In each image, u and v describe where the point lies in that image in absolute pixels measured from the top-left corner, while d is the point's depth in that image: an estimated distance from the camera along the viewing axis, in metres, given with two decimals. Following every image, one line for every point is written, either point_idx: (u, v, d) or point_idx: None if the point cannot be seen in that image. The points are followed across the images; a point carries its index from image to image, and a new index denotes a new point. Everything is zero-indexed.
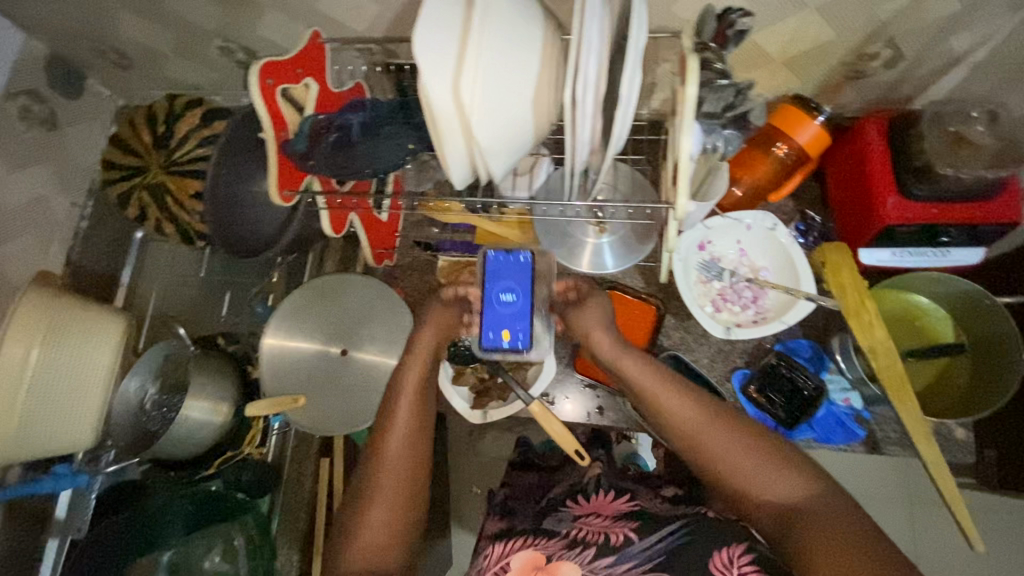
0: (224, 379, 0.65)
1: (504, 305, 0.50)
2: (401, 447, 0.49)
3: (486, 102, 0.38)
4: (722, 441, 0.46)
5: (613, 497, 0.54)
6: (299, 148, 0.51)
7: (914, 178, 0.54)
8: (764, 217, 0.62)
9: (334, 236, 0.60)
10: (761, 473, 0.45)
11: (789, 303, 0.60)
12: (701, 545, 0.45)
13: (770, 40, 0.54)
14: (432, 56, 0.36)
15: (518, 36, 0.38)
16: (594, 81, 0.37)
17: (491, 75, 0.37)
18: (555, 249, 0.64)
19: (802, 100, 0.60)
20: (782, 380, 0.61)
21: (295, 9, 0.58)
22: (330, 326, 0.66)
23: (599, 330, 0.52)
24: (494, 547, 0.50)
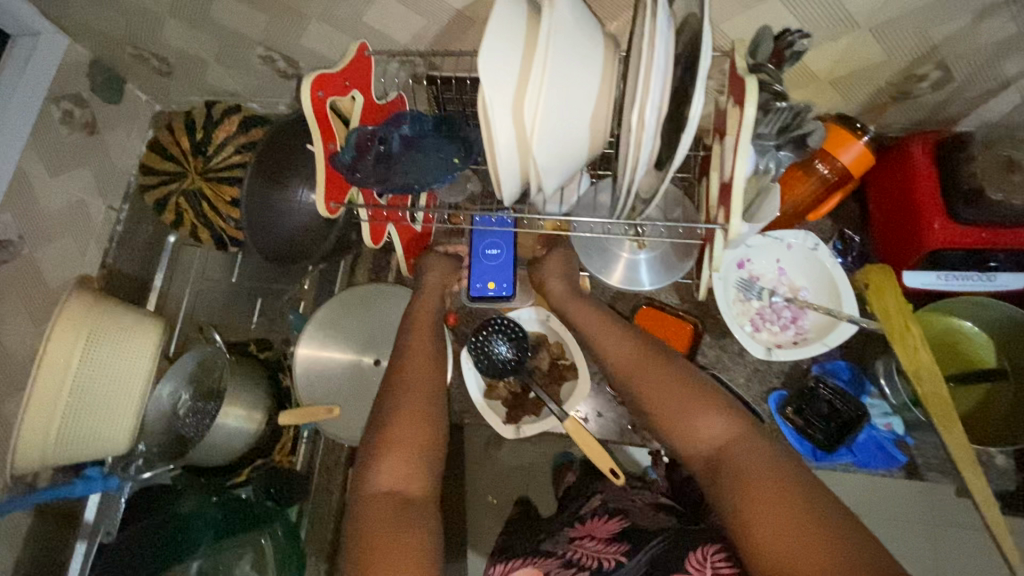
0: (257, 386, 0.64)
1: (490, 259, 0.64)
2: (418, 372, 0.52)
3: (547, 120, 0.38)
4: (658, 382, 0.47)
5: (606, 519, 0.55)
6: (347, 160, 0.51)
7: (963, 202, 0.53)
8: (805, 237, 0.61)
9: (373, 247, 0.60)
10: (692, 414, 0.45)
11: (831, 324, 0.59)
12: (679, 550, 0.46)
13: (817, 61, 0.54)
14: (497, 73, 0.36)
15: (581, 54, 0.38)
16: (660, 104, 0.37)
17: (553, 96, 0.37)
18: (592, 264, 0.64)
19: (846, 120, 0.59)
20: (820, 402, 0.61)
21: (340, 21, 0.58)
22: (364, 336, 0.66)
23: (555, 277, 0.60)
24: (497, 568, 0.53)
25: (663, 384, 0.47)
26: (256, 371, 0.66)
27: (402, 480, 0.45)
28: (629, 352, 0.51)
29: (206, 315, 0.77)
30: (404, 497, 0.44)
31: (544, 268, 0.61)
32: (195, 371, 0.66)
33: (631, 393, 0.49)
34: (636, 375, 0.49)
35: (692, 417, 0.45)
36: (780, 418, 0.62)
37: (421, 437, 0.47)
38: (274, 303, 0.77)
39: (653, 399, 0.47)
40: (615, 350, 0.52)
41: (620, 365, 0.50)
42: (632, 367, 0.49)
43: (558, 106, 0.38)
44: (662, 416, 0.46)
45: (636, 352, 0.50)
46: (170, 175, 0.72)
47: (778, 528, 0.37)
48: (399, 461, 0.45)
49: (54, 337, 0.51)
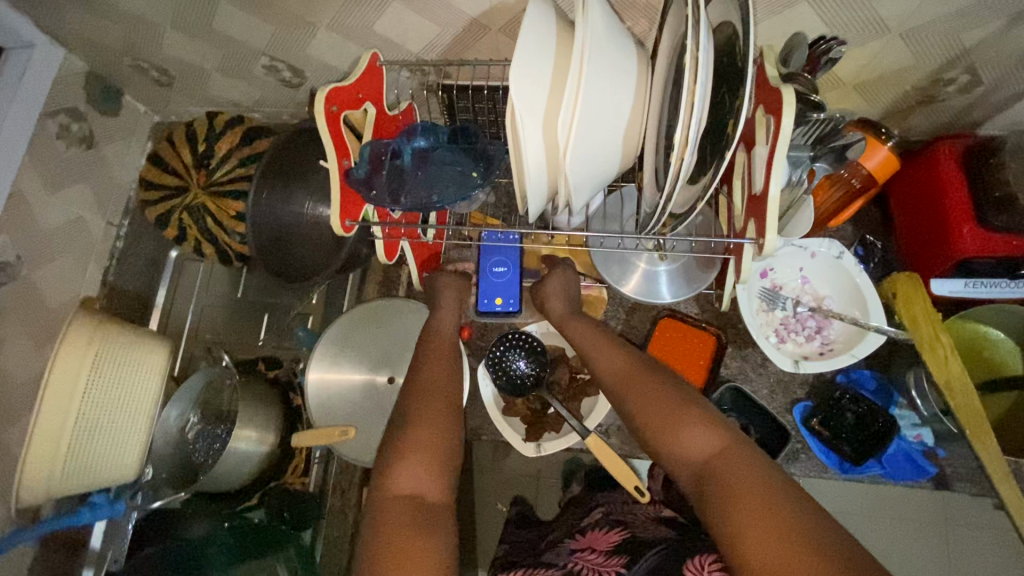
0: (269, 407, 0.62)
1: (498, 276, 0.63)
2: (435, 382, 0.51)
3: (582, 135, 0.36)
4: (646, 396, 0.45)
5: (608, 531, 0.52)
6: (361, 176, 0.49)
7: (994, 209, 0.53)
8: (830, 245, 0.60)
9: (385, 262, 0.57)
10: (678, 426, 0.42)
11: (858, 335, 0.58)
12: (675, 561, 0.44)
13: (843, 67, 0.52)
14: (527, 86, 0.34)
15: (614, 66, 0.36)
16: (701, 117, 0.35)
17: (587, 110, 0.35)
18: (609, 278, 0.62)
19: (870, 126, 0.58)
20: (846, 413, 0.59)
21: (349, 30, 0.56)
22: (377, 354, 0.64)
23: (557, 297, 0.59)
24: None
25: (651, 398, 0.45)
26: (267, 391, 0.63)
27: (422, 486, 0.43)
28: (619, 366, 0.49)
29: (212, 332, 0.75)
30: (420, 501, 0.42)
31: (543, 290, 0.60)
32: (202, 393, 0.64)
33: (621, 409, 0.47)
34: (624, 390, 0.47)
35: (679, 430, 0.42)
36: (805, 429, 0.60)
37: (439, 443, 0.46)
38: (281, 320, 0.75)
39: (640, 414, 0.45)
40: (605, 365, 0.50)
41: (610, 380, 0.49)
42: (621, 383, 0.48)
43: (594, 120, 0.36)
44: (648, 432, 0.44)
45: (625, 366, 0.48)
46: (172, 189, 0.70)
47: (766, 540, 0.33)
48: (422, 462, 0.44)
49: (59, 362, 0.49)
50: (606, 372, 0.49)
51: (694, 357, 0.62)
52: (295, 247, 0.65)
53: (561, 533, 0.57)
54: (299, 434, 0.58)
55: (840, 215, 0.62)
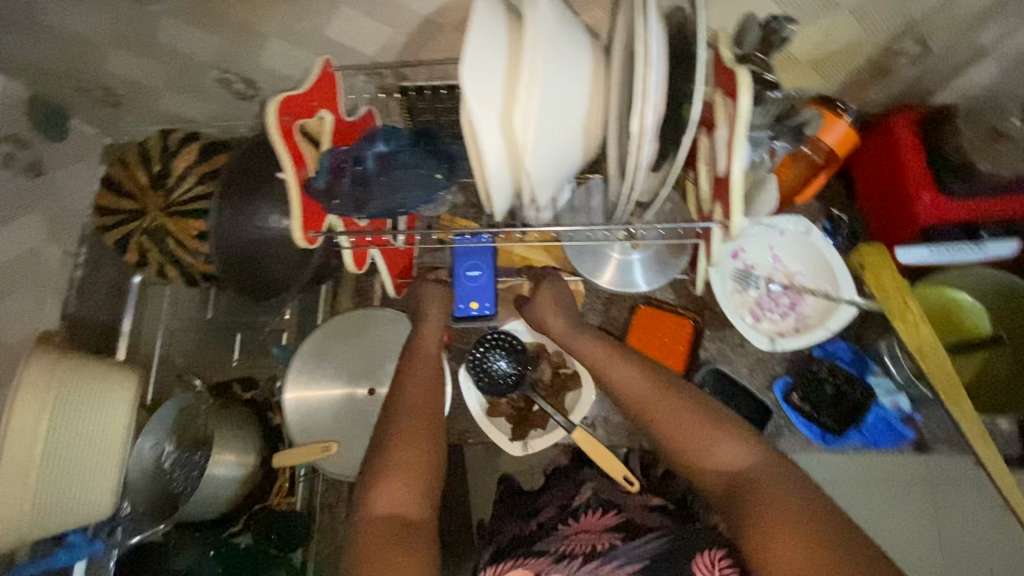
0: (246, 430, 0.61)
1: (471, 280, 0.61)
2: (415, 395, 0.50)
3: (540, 129, 0.35)
4: (675, 412, 0.46)
5: (601, 514, 0.53)
6: (321, 186, 0.47)
7: (951, 175, 0.54)
8: (797, 223, 0.60)
9: (355, 272, 0.57)
10: (715, 444, 0.43)
11: (830, 309, 0.58)
12: (686, 550, 0.44)
13: (797, 45, 0.53)
14: (480, 82, 0.34)
15: (568, 58, 0.35)
16: (658, 104, 0.35)
17: (542, 104, 0.35)
18: (584, 269, 0.62)
19: (827, 101, 0.59)
20: (824, 386, 0.61)
21: (301, 37, 0.54)
22: (356, 365, 0.63)
23: (552, 316, 0.57)
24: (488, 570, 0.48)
25: (682, 415, 0.45)
26: (244, 413, 0.63)
27: (399, 506, 0.43)
28: (640, 380, 0.49)
29: (184, 357, 0.73)
30: (403, 520, 0.42)
31: (538, 309, 0.58)
32: (178, 420, 0.62)
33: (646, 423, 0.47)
34: (652, 404, 0.47)
35: (714, 449, 0.44)
36: (786, 404, 0.62)
37: (426, 461, 0.46)
38: (255, 338, 0.73)
39: (672, 429, 0.45)
40: (623, 377, 0.50)
41: (633, 395, 0.48)
42: (644, 398, 0.48)
43: (551, 115, 0.35)
44: (678, 445, 0.45)
45: (647, 379, 0.49)
46: (128, 213, 0.67)
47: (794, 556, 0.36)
48: (405, 481, 0.44)
49: (18, 407, 0.48)
50: (625, 385, 0.49)
51: (674, 345, 0.62)
52: (264, 263, 0.63)
53: (551, 510, 0.56)
54: (282, 453, 0.58)
55: (806, 190, 0.63)
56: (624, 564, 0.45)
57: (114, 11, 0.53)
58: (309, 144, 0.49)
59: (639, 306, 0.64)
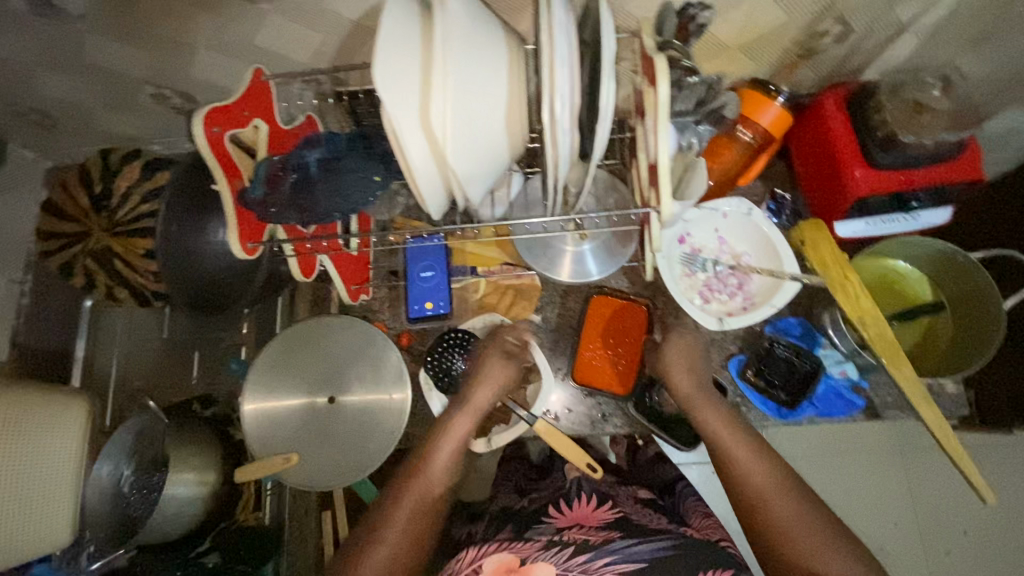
0: (205, 447, 0.61)
1: (425, 280, 0.64)
2: (445, 461, 0.53)
3: (459, 126, 0.36)
4: (788, 506, 0.46)
5: (594, 507, 0.56)
6: (258, 196, 0.47)
7: (879, 147, 0.55)
8: (739, 204, 0.62)
9: (305, 280, 0.56)
10: (820, 549, 0.44)
11: (774, 286, 0.60)
12: (685, 560, 0.47)
13: (723, 29, 0.54)
14: (395, 83, 0.34)
15: (483, 56, 0.36)
16: (570, 95, 0.35)
17: (459, 102, 0.35)
18: (537, 262, 0.63)
19: (760, 84, 0.61)
20: (779, 362, 0.62)
21: (231, 47, 0.54)
22: (314, 374, 0.63)
23: (679, 368, 0.55)
24: (467, 551, 0.51)
25: (792, 512, 0.46)
26: (202, 430, 0.62)
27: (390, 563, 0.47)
28: (755, 460, 0.49)
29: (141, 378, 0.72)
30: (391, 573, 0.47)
31: (666, 358, 0.56)
32: (134, 446, 0.61)
33: (748, 505, 0.47)
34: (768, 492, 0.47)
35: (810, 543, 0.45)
36: (741, 382, 0.63)
37: (421, 521, 0.50)
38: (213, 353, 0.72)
39: (781, 522, 0.46)
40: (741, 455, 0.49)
41: (744, 477, 0.48)
42: (758, 482, 0.48)
43: (467, 112, 0.36)
44: (778, 534, 0.46)
45: (759, 464, 0.49)
46: (71, 236, 0.66)
47: None
48: (400, 539, 0.48)
49: None
50: (738, 463, 0.49)
51: (627, 331, 0.65)
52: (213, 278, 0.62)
53: (542, 495, 0.61)
54: (243, 468, 0.57)
55: (747, 172, 0.65)
56: (616, 560, 0.46)
57: (37, 32, 0.52)
58: (243, 155, 0.49)
59: (592, 295, 0.65)
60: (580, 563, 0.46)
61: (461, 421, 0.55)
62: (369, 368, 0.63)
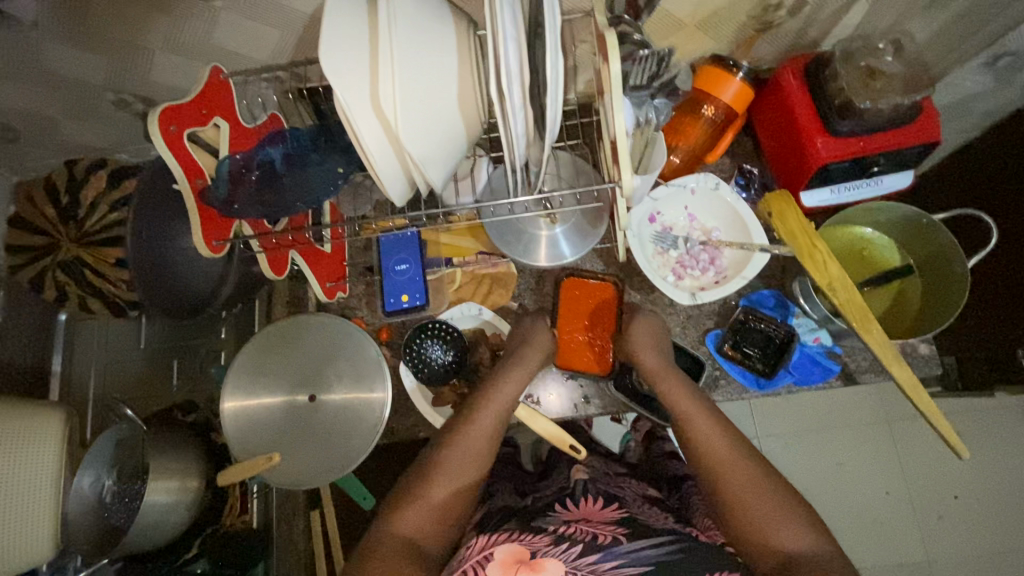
0: (187, 453, 0.61)
1: (399, 273, 0.63)
2: (481, 441, 0.53)
3: (410, 109, 0.36)
4: (748, 477, 0.50)
5: (603, 507, 0.55)
6: (221, 196, 0.48)
7: (837, 114, 0.56)
8: (705, 179, 0.63)
9: (277, 278, 0.57)
10: (776, 520, 0.47)
11: (745, 258, 0.61)
12: (695, 556, 0.46)
13: (679, 7, 0.54)
14: (343, 70, 0.34)
15: (430, 38, 0.36)
16: (517, 72, 0.35)
17: (407, 85, 0.35)
18: (512, 250, 0.63)
19: (720, 61, 0.62)
20: (754, 333, 0.63)
21: (188, 48, 0.54)
22: (294, 373, 0.62)
23: (644, 350, 0.59)
24: (477, 541, 0.50)
25: (748, 480, 0.50)
26: (181, 436, 0.62)
27: (420, 531, 0.48)
28: (719, 438, 0.53)
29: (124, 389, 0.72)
30: (416, 544, 0.48)
31: (634, 338, 0.60)
32: (115, 454, 0.61)
33: (711, 477, 0.51)
34: (727, 465, 0.51)
35: (766, 511, 0.48)
36: (719, 356, 0.63)
37: (451, 497, 0.51)
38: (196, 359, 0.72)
39: (739, 491, 0.49)
40: (704, 431, 0.53)
41: (710, 446, 0.52)
42: (716, 455, 0.51)
43: (416, 93, 0.36)
44: (736, 504, 0.49)
45: (722, 441, 0.52)
46: (40, 248, 0.65)
47: None
48: (426, 509, 0.49)
49: None
50: (704, 439, 0.53)
51: (599, 314, 0.64)
52: (190, 284, 0.62)
53: (550, 495, 0.60)
54: (224, 472, 0.57)
55: (714, 150, 0.65)
56: (623, 564, 0.45)
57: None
58: (204, 153, 0.49)
59: (563, 277, 0.64)
60: (588, 564, 0.45)
61: (494, 396, 0.56)
62: (349, 364, 0.63)
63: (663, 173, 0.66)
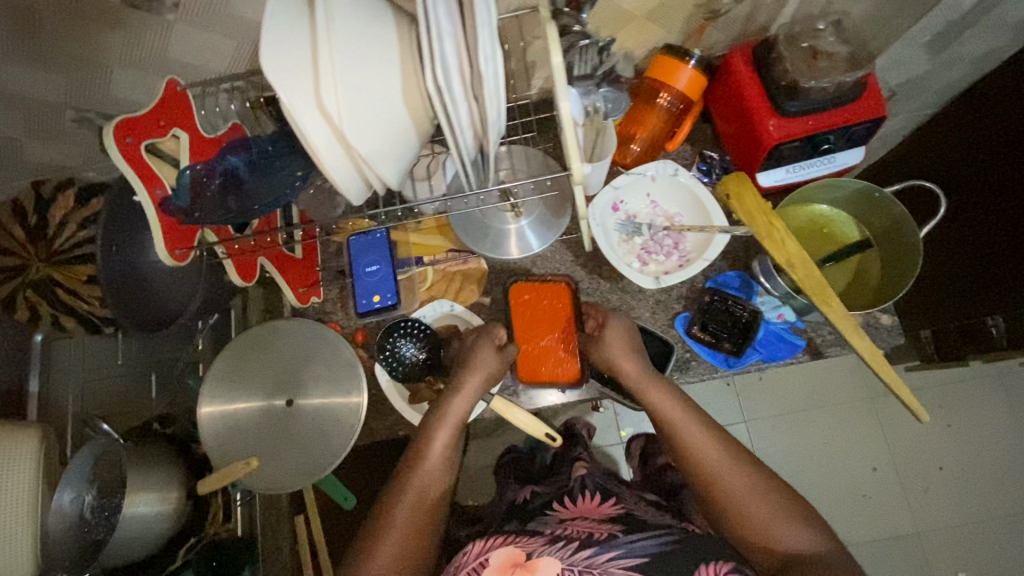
0: (166, 465, 0.60)
1: (370, 275, 0.64)
2: (436, 464, 0.54)
3: (355, 108, 0.37)
4: (731, 472, 0.52)
5: (597, 503, 0.61)
6: (181, 205, 0.48)
7: (785, 96, 0.58)
8: (664, 166, 0.64)
9: (247, 284, 0.58)
10: (777, 521, 0.49)
11: (706, 241, 0.62)
12: (688, 554, 0.48)
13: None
14: (284, 73, 0.35)
15: (370, 37, 0.37)
16: (454, 64, 0.36)
17: (349, 85, 0.37)
18: (480, 246, 0.64)
19: (673, 49, 0.62)
20: (721, 313, 0.64)
21: (144, 63, 0.55)
22: (271, 379, 0.63)
23: (624, 359, 0.58)
24: (474, 547, 0.54)
25: (742, 483, 0.51)
26: (160, 449, 0.61)
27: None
28: (701, 435, 0.53)
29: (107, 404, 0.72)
30: None
31: (601, 342, 0.60)
32: (94, 470, 0.60)
33: (697, 476, 0.52)
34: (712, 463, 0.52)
35: (756, 505, 0.50)
36: (689, 338, 0.65)
37: (413, 537, 0.51)
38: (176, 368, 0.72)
39: (725, 489, 0.51)
40: (687, 430, 0.54)
41: (700, 454, 0.53)
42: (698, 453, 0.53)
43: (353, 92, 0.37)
44: (725, 501, 0.51)
45: (703, 438, 0.54)
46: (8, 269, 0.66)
47: None
48: (392, 554, 0.50)
49: None
50: (685, 439, 0.53)
51: (555, 307, 0.65)
52: (163, 298, 0.63)
53: (550, 496, 0.65)
54: (204, 480, 0.58)
55: (673, 138, 0.67)
56: (620, 556, 0.49)
57: None
58: (164, 164, 0.50)
59: (511, 284, 0.66)
60: (586, 559, 0.49)
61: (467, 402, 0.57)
62: (326, 365, 0.63)
63: (624, 162, 0.69)
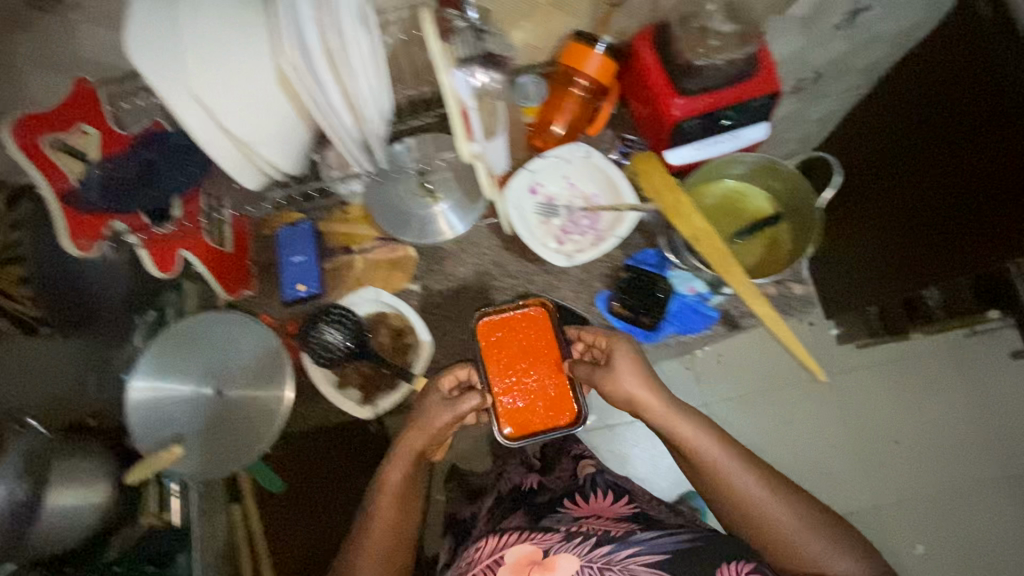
0: (96, 468, 0.70)
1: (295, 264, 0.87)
2: (389, 510, 0.80)
3: (210, 87, 0.57)
4: (761, 493, 0.72)
5: (610, 500, 0.88)
6: (91, 199, 0.59)
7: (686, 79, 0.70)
8: (577, 151, 0.78)
9: (165, 274, 0.68)
10: (833, 552, 0.69)
11: (620, 218, 0.78)
12: (717, 549, 0.65)
13: None
14: (142, 50, 0.54)
15: (222, 22, 0.57)
16: (314, 32, 0.50)
17: (215, 79, 0.57)
18: (395, 228, 0.87)
19: (583, 38, 0.73)
20: (644, 284, 0.89)
21: (58, 61, 0.64)
22: (201, 368, 0.83)
23: (639, 390, 0.78)
24: (490, 543, 0.76)
25: (767, 499, 0.72)
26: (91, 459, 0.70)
27: None
28: (737, 465, 0.74)
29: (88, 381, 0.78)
30: None
31: (613, 370, 0.78)
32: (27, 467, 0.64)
33: (729, 494, 0.73)
34: (737, 482, 0.73)
35: (771, 513, 0.71)
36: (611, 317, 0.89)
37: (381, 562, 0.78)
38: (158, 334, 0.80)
39: (751, 501, 0.72)
40: (723, 458, 0.74)
41: (718, 475, 0.74)
42: (721, 467, 0.74)
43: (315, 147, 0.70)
44: (741, 505, 0.72)
45: (728, 453, 0.74)
46: None
47: None
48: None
49: None
50: (716, 458, 0.74)
51: (535, 333, 0.87)
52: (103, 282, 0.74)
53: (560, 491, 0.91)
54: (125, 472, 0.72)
55: (593, 122, 0.79)
56: (644, 551, 0.67)
57: None
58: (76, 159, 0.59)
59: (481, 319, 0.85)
60: (607, 555, 0.67)
61: (425, 437, 0.81)
62: (260, 361, 0.85)
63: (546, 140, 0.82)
